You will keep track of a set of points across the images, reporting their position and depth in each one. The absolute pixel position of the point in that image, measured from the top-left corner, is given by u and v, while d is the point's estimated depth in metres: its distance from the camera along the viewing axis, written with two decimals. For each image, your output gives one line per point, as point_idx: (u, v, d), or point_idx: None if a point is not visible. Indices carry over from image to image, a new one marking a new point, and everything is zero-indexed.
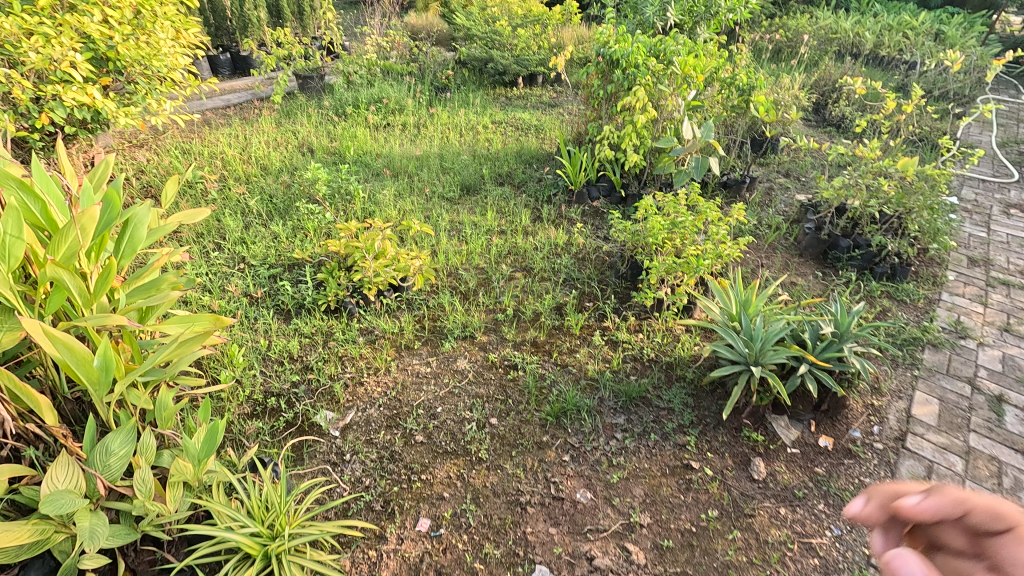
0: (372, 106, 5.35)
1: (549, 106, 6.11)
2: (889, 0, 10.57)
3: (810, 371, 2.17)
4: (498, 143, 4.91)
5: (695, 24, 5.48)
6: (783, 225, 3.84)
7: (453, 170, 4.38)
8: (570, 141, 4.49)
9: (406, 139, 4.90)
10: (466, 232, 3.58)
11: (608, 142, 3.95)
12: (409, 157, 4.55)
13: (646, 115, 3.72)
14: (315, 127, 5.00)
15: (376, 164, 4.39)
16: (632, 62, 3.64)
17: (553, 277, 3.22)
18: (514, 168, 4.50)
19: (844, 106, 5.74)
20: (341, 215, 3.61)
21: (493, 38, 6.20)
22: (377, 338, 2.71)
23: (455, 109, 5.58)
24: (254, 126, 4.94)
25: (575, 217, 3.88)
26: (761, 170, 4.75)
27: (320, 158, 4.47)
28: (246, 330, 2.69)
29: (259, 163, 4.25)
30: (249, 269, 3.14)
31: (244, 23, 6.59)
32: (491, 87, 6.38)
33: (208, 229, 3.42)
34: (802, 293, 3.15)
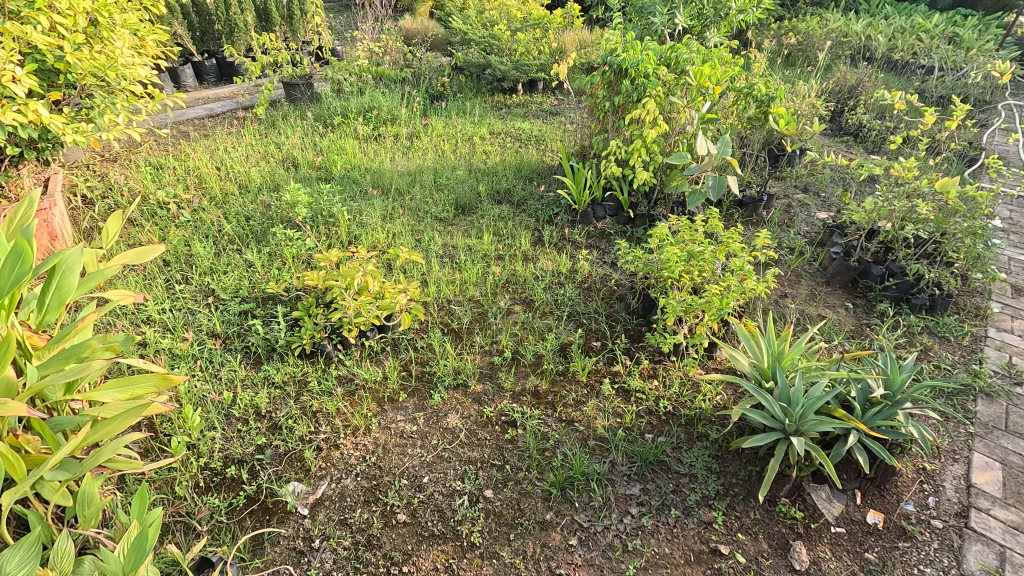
0: (363, 116, 5.04)
1: (550, 114, 5.80)
2: (900, 3, 10.26)
3: (860, 441, 1.85)
4: (496, 156, 4.60)
5: (705, 28, 5.17)
6: (806, 248, 3.52)
7: (447, 187, 4.07)
8: (573, 155, 4.18)
9: (398, 152, 4.59)
10: (460, 258, 3.27)
11: (614, 158, 3.63)
12: (400, 173, 4.24)
13: (657, 130, 3.40)
14: (302, 139, 4.70)
15: (364, 181, 4.09)
16: (641, 72, 3.32)
17: (556, 312, 2.90)
18: (513, 184, 4.19)
19: (863, 115, 5.43)
20: (323, 240, 3.30)
21: (491, 43, 5.89)
22: (357, 389, 2.39)
23: (451, 118, 5.27)
24: (236, 138, 4.64)
25: (579, 240, 3.56)
26: (778, 185, 4.43)
27: (305, 173, 4.17)
28: (208, 381, 2.37)
29: (238, 180, 3.95)
30: (218, 304, 2.82)
31: (230, 28, 6.30)
32: (489, 94, 6.08)
33: (176, 257, 3.11)
34: (834, 330, 2.83)
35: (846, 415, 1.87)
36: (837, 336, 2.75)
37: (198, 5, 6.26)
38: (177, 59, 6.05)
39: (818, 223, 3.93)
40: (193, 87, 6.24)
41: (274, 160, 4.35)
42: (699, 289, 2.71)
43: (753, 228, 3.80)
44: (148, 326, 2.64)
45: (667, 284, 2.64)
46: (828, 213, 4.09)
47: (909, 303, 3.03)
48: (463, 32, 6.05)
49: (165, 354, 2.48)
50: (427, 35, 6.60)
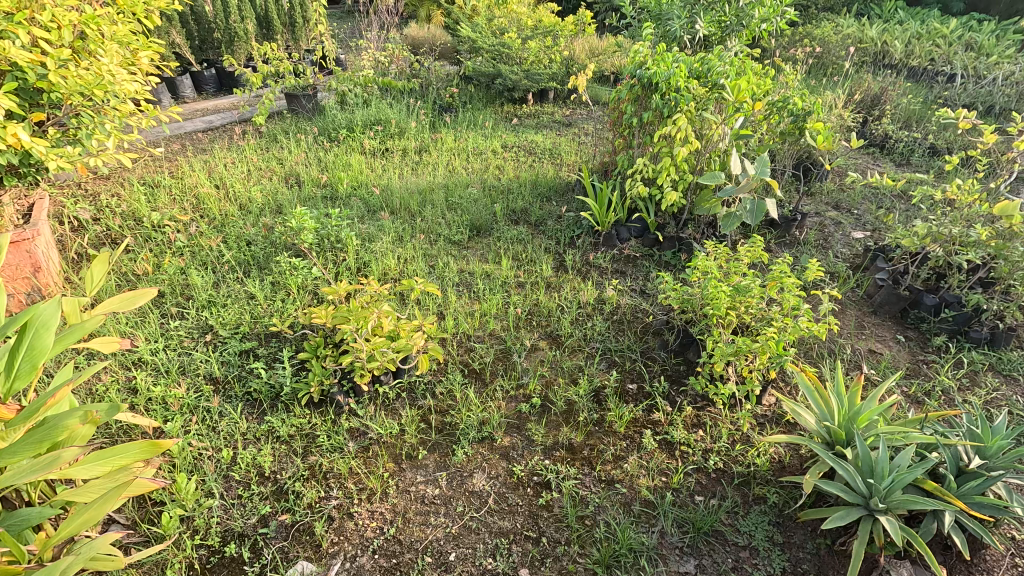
0: (369, 129, 4.82)
1: (563, 126, 5.57)
2: (912, 8, 10.07)
3: (957, 520, 1.60)
4: (510, 171, 4.37)
5: (726, 36, 4.95)
6: (847, 274, 3.29)
7: (460, 207, 3.84)
8: (593, 172, 3.96)
9: (407, 168, 4.37)
10: (478, 287, 3.03)
11: (641, 176, 3.40)
12: (410, 190, 4.01)
13: (688, 147, 3.17)
14: (306, 155, 4.48)
15: (372, 200, 3.86)
16: (672, 86, 3.09)
17: (585, 350, 2.66)
18: (530, 203, 3.96)
19: (890, 126, 5.21)
20: (331, 267, 3.07)
21: (501, 51, 5.67)
22: (371, 444, 2.15)
23: (461, 131, 5.05)
24: (236, 154, 4.41)
25: (604, 266, 3.33)
26: (809, 202, 4.21)
27: (310, 192, 3.94)
28: (206, 436, 2.13)
29: (239, 201, 3.73)
30: (217, 342, 2.59)
31: (231, 37, 6.08)
32: (498, 104, 5.87)
33: (171, 288, 2.88)
34: (890, 368, 2.59)
35: (939, 488, 1.62)
36: (894, 376, 2.52)
37: (196, 13, 6.05)
38: (175, 69, 5.83)
39: (855, 244, 3.70)
40: (192, 98, 6.01)
41: (278, 178, 4.13)
42: (745, 326, 2.47)
43: (788, 250, 3.57)
44: (140, 369, 2.40)
45: (711, 322, 2.40)
46: (864, 233, 3.86)
47: (966, 336, 2.80)
48: (471, 41, 5.84)
49: (158, 404, 2.24)
50: (434, 43, 6.39)
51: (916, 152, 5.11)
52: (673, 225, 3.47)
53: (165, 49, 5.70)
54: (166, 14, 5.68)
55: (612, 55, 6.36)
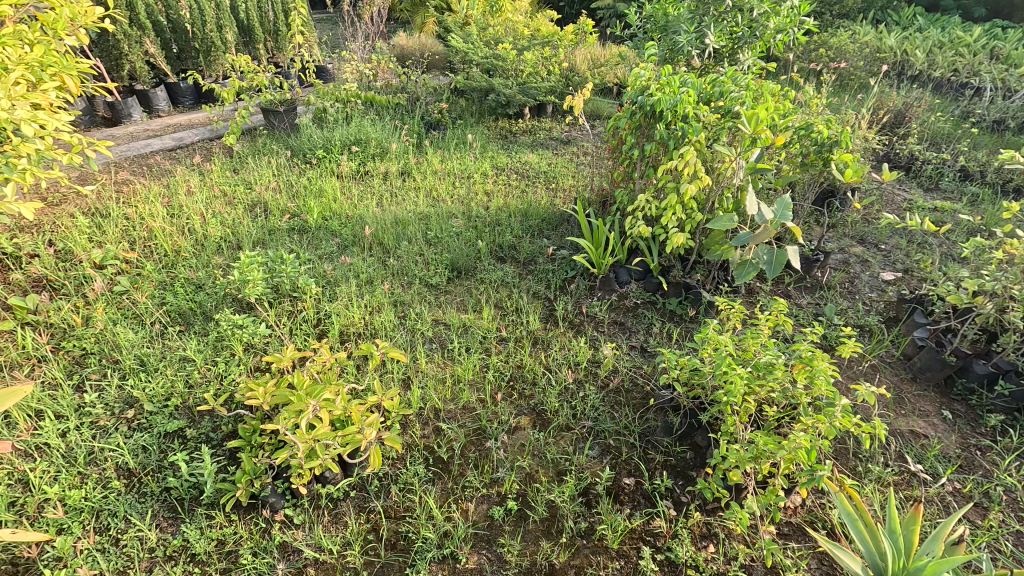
0: (349, 148, 4.45)
1: (560, 143, 5.19)
2: (931, 15, 9.60)
3: None
4: (499, 198, 3.99)
5: (737, 49, 4.53)
6: (878, 329, 2.87)
7: (441, 243, 3.46)
8: (589, 202, 3.57)
9: (386, 194, 3.99)
10: (453, 345, 2.64)
11: (642, 214, 3.00)
12: (387, 220, 3.64)
13: (697, 184, 2.76)
14: (277, 179, 4.12)
15: (343, 234, 3.49)
16: (679, 114, 2.66)
17: (574, 432, 2.25)
18: (519, 237, 3.57)
19: (916, 147, 4.78)
20: (285, 320, 2.69)
21: (494, 63, 5.28)
22: (306, 567, 1.75)
23: (449, 150, 4.68)
24: (202, 179, 4.06)
25: (600, 316, 2.92)
26: (830, 235, 3.79)
27: (276, 224, 3.56)
28: (102, 557, 1.73)
29: (195, 234, 3.36)
30: (140, 419, 2.21)
31: (208, 47, 5.75)
32: (491, 120, 5.49)
33: (98, 346, 2.50)
34: (938, 458, 2.18)
35: None
36: (945, 471, 2.09)
37: (172, 21, 5.71)
38: (148, 82, 5.51)
39: (885, 289, 3.28)
40: (167, 111, 5.69)
41: (243, 207, 3.76)
42: (765, 410, 2.06)
43: (809, 296, 3.15)
44: (41, 457, 2.03)
45: (725, 409, 1.98)
46: (894, 274, 3.44)
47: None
48: (463, 52, 5.45)
49: (53, 506, 1.85)
50: (424, 52, 6.01)
51: (946, 175, 4.68)
52: (679, 269, 3.06)
53: (137, 60, 5.36)
54: (137, 23, 5.34)
55: (614, 66, 5.96)
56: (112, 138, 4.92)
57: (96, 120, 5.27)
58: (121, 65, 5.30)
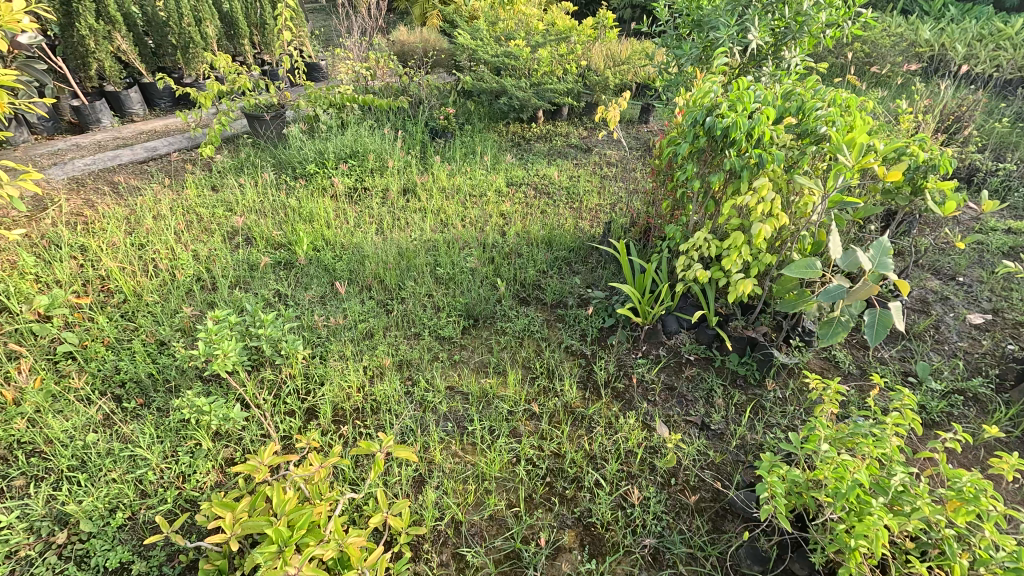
0: (343, 161, 3.92)
1: (579, 152, 4.69)
2: (964, 5, 8.96)
3: None
4: (517, 222, 3.49)
5: (782, 47, 3.99)
6: (986, 397, 2.37)
7: (453, 281, 2.94)
8: (626, 232, 3.06)
9: (388, 219, 3.46)
10: (473, 428, 2.13)
11: (698, 254, 2.48)
12: (388, 251, 3.13)
13: (772, 224, 2.24)
14: (262, 200, 3.59)
15: (338, 272, 2.99)
16: (755, 138, 2.13)
17: (634, 556, 1.76)
18: (543, 273, 3.06)
19: (981, 157, 4.26)
20: (266, 393, 2.18)
21: (505, 62, 4.72)
22: None
23: (457, 161, 4.16)
24: (176, 202, 3.55)
25: (648, 380, 2.42)
26: (900, 265, 3.28)
27: (259, 259, 3.05)
28: None
29: (163, 275, 2.85)
30: (74, 547, 1.70)
31: (187, 42, 5.20)
32: (502, 125, 4.94)
33: (28, 435, 1.99)
34: None
35: None
36: None
37: (146, 14, 5.13)
38: (120, 82, 4.96)
39: (976, 336, 2.78)
40: (141, 115, 5.15)
41: (221, 237, 3.25)
42: (894, 545, 1.56)
43: (892, 348, 2.65)
44: None
45: (848, 551, 1.48)
46: (983, 316, 2.93)
47: None
48: (469, 50, 4.86)
49: None
50: (426, 50, 5.34)
51: (1015, 190, 4.15)
52: (740, 320, 2.56)
53: (106, 58, 4.80)
54: (105, 17, 4.76)
55: (636, 63, 5.40)
56: (76, 147, 4.38)
57: (62, 125, 4.73)
58: (88, 64, 4.72)
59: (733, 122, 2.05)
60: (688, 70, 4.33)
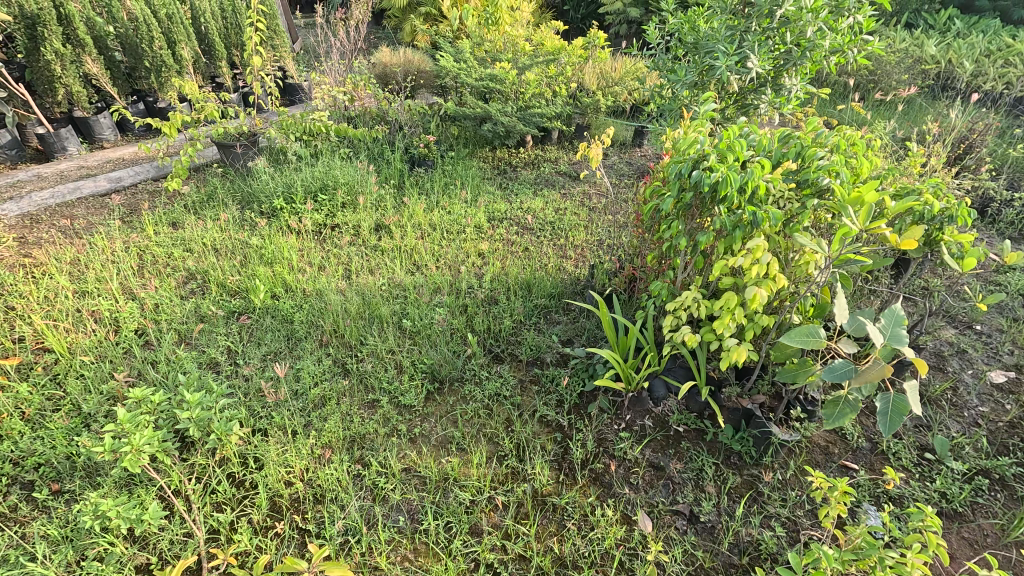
0: (314, 194, 3.69)
1: (568, 181, 4.45)
2: (970, 19, 8.72)
3: None
4: (496, 263, 3.24)
5: (783, 74, 3.79)
6: (1014, 480, 2.09)
7: (420, 336, 2.69)
8: (611, 281, 2.79)
9: (356, 261, 3.22)
10: (428, 524, 1.86)
11: (687, 315, 2.22)
12: (353, 298, 2.88)
13: (769, 288, 1.97)
14: (224, 239, 3.36)
15: (296, 325, 2.74)
16: (747, 194, 1.87)
17: None
18: (519, 324, 2.80)
19: (996, 187, 3.98)
20: (193, 482, 1.92)
21: (490, 85, 4.49)
22: None
23: (436, 193, 3.93)
24: (133, 243, 3.33)
25: (630, 459, 2.15)
26: (912, 313, 3.00)
27: (211, 309, 2.81)
28: None
29: (102, 329, 2.61)
30: None
31: (160, 64, 4.98)
32: (488, 151, 4.71)
33: None
34: None
35: None
36: None
37: (119, 36, 4.93)
38: (89, 107, 4.75)
39: (1000, 400, 2.50)
40: (112, 141, 4.94)
41: (174, 283, 3.01)
42: None
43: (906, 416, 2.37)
44: None
45: None
46: (1006, 374, 2.65)
47: None
48: (452, 73, 4.63)
49: None
50: (410, 71, 5.11)
51: None
52: (734, 386, 2.29)
53: (73, 83, 4.59)
54: (73, 40, 4.57)
55: (629, 84, 5.17)
56: (36, 177, 4.15)
57: (26, 153, 4.53)
58: (55, 89, 4.51)
59: (722, 178, 1.79)
60: (682, 96, 4.09)
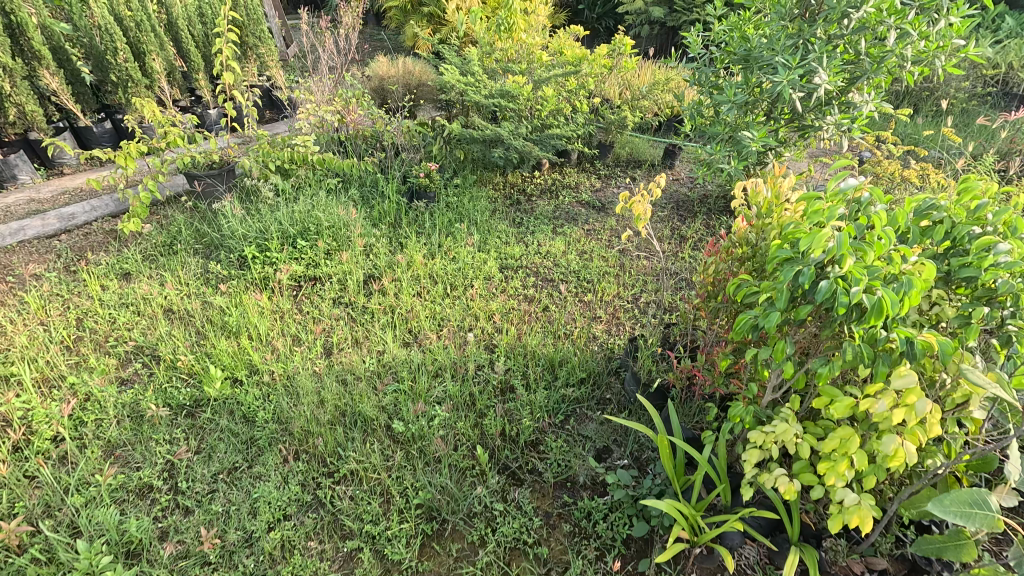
0: (293, 238, 3.10)
1: (591, 212, 3.85)
2: (1021, 15, 7.98)
3: None
4: (510, 331, 2.64)
5: (853, 89, 3.10)
6: None
7: (415, 444, 2.09)
8: (661, 370, 2.18)
9: (339, 329, 2.62)
10: None
11: (781, 451, 1.60)
12: (332, 387, 2.29)
13: (918, 439, 1.33)
14: (183, 299, 2.79)
15: (258, 429, 2.15)
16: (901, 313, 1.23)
17: None
18: (542, 426, 2.20)
19: None
20: None
21: (501, 102, 3.87)
22: None
23: (439, 233, 3.34)
24: (74, 306, 2.75)
25: None
26: None
27: (153, 405, 2.23)
28: None
29: (6, 438, 2.03)
30: None
31: (127, 78, 4.39)
32: (499, 177, 4.10)
33: None
34: None
35: None
36: None
37: (81, 46, 4.34)
38: (47, 129, 4.19)
39: None
40: (73, 165, 4.35)
41: (112, 364, 2.42)
42: None
43: None
44: None
45: None
46: None
47: None
48: (457, 87, 4.01)
49: None
50: (410, 83, 4.50)
51: None
52: (840, 541, 1.67)
53: (25, 102, 4.01)
54: (26, 53, 4.02)
55: (658, 97, 4.52)
56: None
57: None
58: (4, 109, 3.94)
59: (873, 299, 1.16)
60: (729, 117, 3.44)
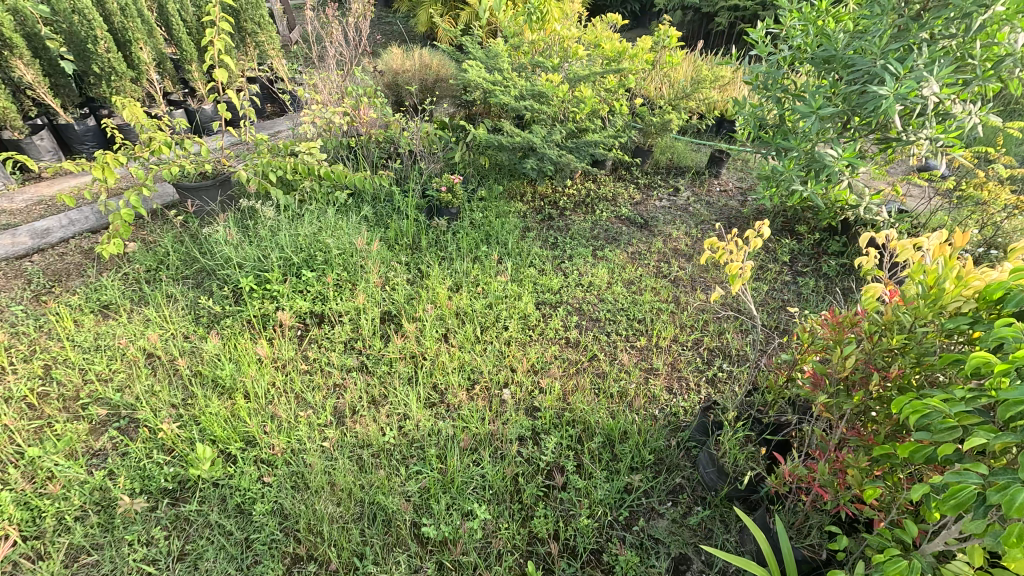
0: (296, 266, 2.68)
1: (631, 231, 3.40)
2: None
3: None
4: (555, 390, 2.21)
5: (955, 99, 2.61)
6: None
7: (449, 553, 1.68)
8: (754, 465, 1.76)
9: (353, 385, 2.21)
10: None
11: None
12: (343, 470, 1.88)
13: None
14: (168, 343, 2.36)
15: (254, 529, 1.75)
16: None
17: None
18: (604, 525, 1.79)
19: None
20: None
21: (533, 104, 3.40)
22: None
23: (463, 258, 2.90)
24: (41, 349, 2.35)
25: None
26: None
27: (128, 491, 1.83)
28: None
29: None
30: None
31: (112, 70, 3.91)
32: (527, 187, 3.65)
33: None
34: None
35: None
36: None
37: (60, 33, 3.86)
38: (22, 126, 3.74)
39: None
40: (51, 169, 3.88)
41: (81, 431, 2.01)
42: None
43: None
44: None
45: None
46: None
47: None
48: (482, 86, 3.54)
49: None
50: (427, 78, 4.02)
51: None
52: None
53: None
54: None
55: (704, 96, 4.02)
56: None
57: None
58: None
59: None
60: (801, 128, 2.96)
